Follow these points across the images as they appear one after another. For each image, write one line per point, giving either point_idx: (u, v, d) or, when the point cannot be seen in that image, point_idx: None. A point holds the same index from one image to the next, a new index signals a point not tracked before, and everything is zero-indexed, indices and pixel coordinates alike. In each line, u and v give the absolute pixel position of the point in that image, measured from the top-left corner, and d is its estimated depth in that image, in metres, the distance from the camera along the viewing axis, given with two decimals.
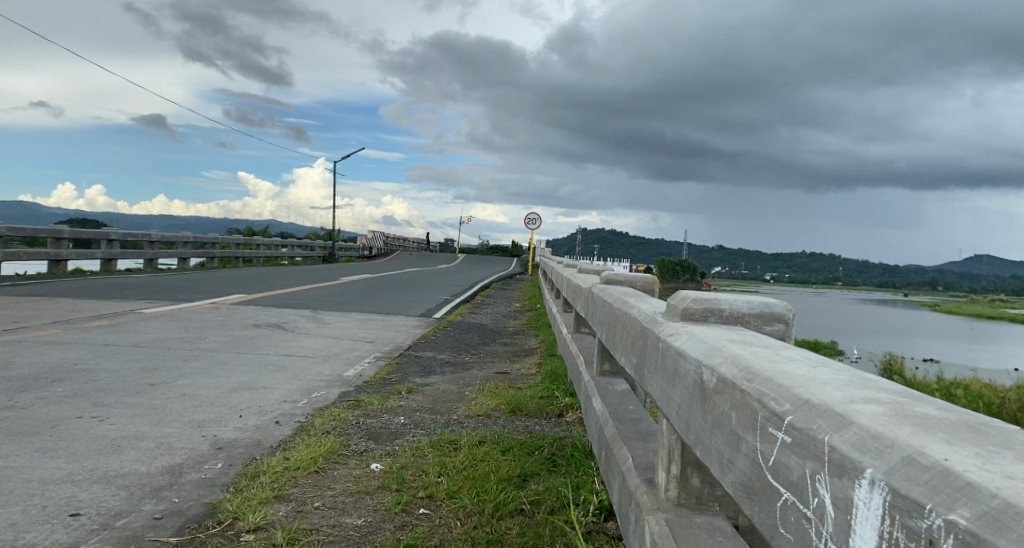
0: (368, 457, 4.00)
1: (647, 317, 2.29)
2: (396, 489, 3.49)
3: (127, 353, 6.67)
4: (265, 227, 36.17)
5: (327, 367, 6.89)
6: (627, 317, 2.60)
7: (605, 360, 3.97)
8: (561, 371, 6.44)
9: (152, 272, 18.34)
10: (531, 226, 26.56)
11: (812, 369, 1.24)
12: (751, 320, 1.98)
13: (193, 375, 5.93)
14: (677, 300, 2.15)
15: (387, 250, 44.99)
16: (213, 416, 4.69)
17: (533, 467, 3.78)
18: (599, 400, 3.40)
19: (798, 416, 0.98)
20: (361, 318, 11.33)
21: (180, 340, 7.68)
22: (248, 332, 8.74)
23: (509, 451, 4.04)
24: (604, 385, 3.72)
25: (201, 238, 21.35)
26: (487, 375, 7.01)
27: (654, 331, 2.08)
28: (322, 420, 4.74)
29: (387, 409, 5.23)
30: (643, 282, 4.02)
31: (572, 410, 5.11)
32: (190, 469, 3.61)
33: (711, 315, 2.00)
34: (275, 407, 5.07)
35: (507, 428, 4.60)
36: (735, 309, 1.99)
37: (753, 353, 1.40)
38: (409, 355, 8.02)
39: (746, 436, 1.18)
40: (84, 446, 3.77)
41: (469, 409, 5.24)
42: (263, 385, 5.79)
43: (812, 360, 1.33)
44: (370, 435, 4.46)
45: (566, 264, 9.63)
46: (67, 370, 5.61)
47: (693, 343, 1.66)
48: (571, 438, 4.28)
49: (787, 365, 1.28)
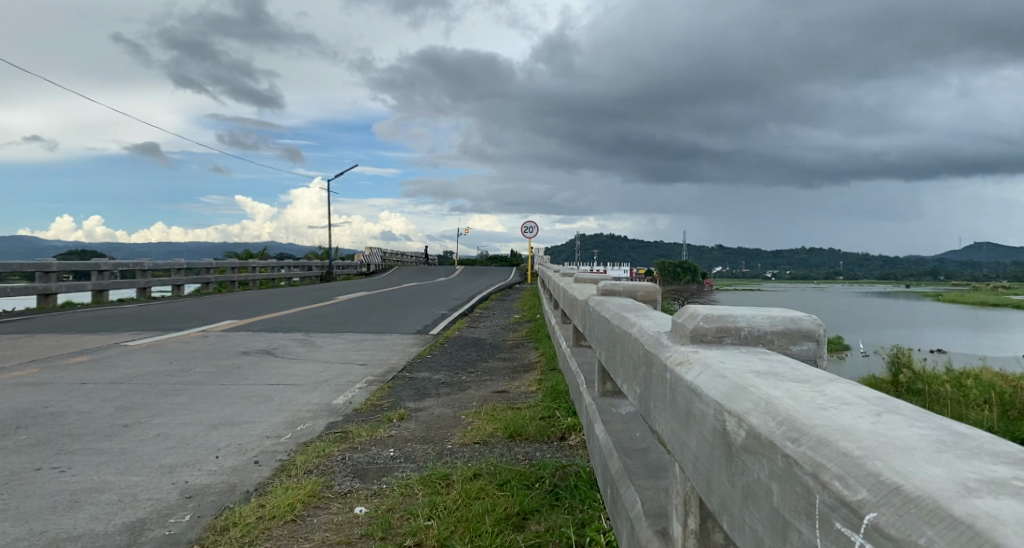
0: (353, 500, 3.66)
1: (650, 338, 1.95)
2: (382, 537, 3.15)
3: (104, 390, 6.31)
4: (263, 251, 35.93)
5: (315, 396, 6.52)
6: (627, 337, 2.25)
7: (607, 380, 3.63)
8: (563, 387, 6.10)
9: (144, 300, 17.95)
10: (529, 234, 26.33)
11: (877, 419, 0.91)
12: (774, 340, 1.65)
13: (171, 412, 5.57)
14: (684, 317, 1.80)
15: (384, 266, 44.43)
16: (186, 459, 4.33)
17: (533, 503, 3.44)
18: (602, 427, 3.07)
19: (892, 516, 0.67)
20: (355, 339, 10.97)
21: (163, 373, 7.31)
22: (236, 361, 8.37)
23: (507, 486, 3.69)
24: (607, 409, 3.39)
25: (194, 264, 20.90)
26: (484, 396, 6.64)
27: (660, 358, 1.74)
28: (305, 457, 4.38)
29: (376, 440, 4.88)
30: (644, 292, 3.70)
31: (575, 432, 4.76)
32: (153, 525, 3.26)
33: (727, 336, 1.67)
34: (256, 445, 4.72)
35: (505, 458, 4.25)
36: (755, 327, 1.67)
37: (789, 394, 1.07)
38: (402, 377, 7.67)
39: (796, 525, 0.85)
40: (37, 504, 3.42)
41: (463, 436, 4.88)
42: (246, 420, 5.43)
43: (871, 405, 1.01)
44: (356, 473, 4.10)
45: (563, 273, 9.28)
46: (36, 416, 5.25)
47: (707, 378, 1.32)
48: (574, 466, 3.93)
49: (842, 412, 0.96)
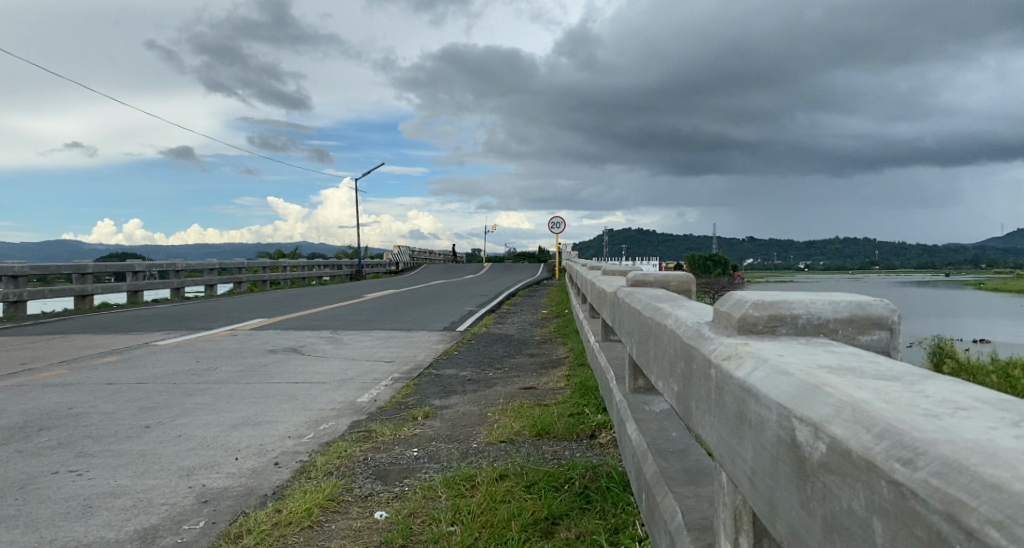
0: (374, 503, 3.49)
1: (689, 330, 1.74)
2: (403, 544, 2.98)
3: (129, 390, 6.30)
4: (296, 249, 36.34)
5: (339, 394, 6.38)
6: (663, 329, 2.04)
7: (639, 375, 3.41)
8: (592, 382, 5.88)
9: (176, 300, 18.12)
10: (556, 230, 26.11)
11: (1018, 432, 0.67)
12: (837, 330, 1.42)
13: (193, 412, 5.50)
14: (730, 304, 1.57)
15: (413, 264, 44.42)
16: (205, 461, 4.23)
17: (562, 506, 3.24)
18: (635, 426, 2.86)
19: None
20: (380, 336, 10.87)
21: (189, 373, 7.28)
22: (261, 360, 8.31)
23: (534, 487, 3.49)
24: (639, 406, 3.16)
25: (225, 264, 21.07)
26: (511, 392, 6.45)
27: (702, 352, 1.52)
28: (326, 458, 4.24)
29: (399, 439, 4.72)
30: (677, 282, 3.46)
31: (606, 429, 4.53)
32: (165, 532, 3.15)
33: (780, 325, 1.44)
34: (277, 445, 4.60)
35: (533, 457, 4.05)
36: (815, 314, 1.43)
37: (880, 396, 0.83)
38: (428, 374, 7.52)
39: None
40: (50, 510, 3.41)
41: (489, 435, 4.69)
42: (268, 420, 5.33)
43: (999, 410, 0.76)
44: (377, 474, 3.93)
45: (590, 267, 9.09)
46: (59, 418, 5.22)
47: (766, 377, 1.09)
48: (605, 466, 3.71)
49: (965, 422, 0.72)
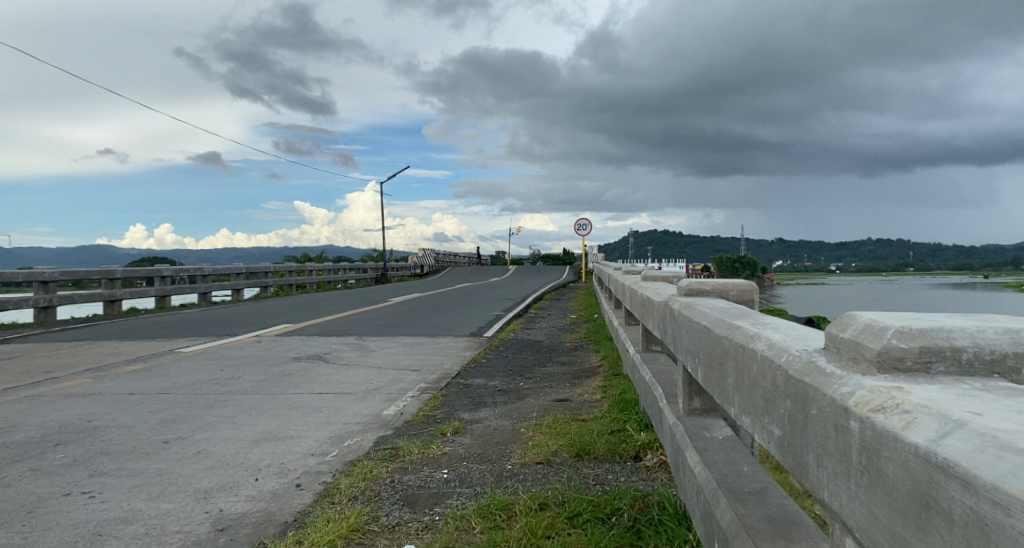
0: (402, 535, 3.19)
1: (797, 358, 1.38)
2: None
3: (150, 402, 6.10)
4: (323, 253, 36.40)
5: (365, 406, 6.10)
6: (749, 352, 1.68)
7: (695, 395, 3.05)
8: (631, 395, 5.50)
9: (203, 305, 18.05)
10: (583, 232, 25.63)
11: None
12: (1021, 371, 1.05)
13: (215, 426, 5.26)
14: (862, 330, 1.21)
15: (438, 268, 44.36)
16: (223, 482, 3.97)
17: (610, 543, 2.89)
18: (697, 459, 2.50)
19: None
20: (407, 343, 10.60)
21: (212, 382, 7.08)
22: (287, 368, 8.09)
23: (578, 520, 3.16)
24: (698, 433, 2.80)
25: (253, 268, 21.05)
26: (544, 405, 6.11)
27: (827, 394, 1.17)
28: (350, 480, 3.95)
29: (427, 459, 4.41)
30: (737, 291, 3.10)
31: (652, 450, 4.16)
32: None
33: (937, 361, 1.08)
34: (299, 465, 4.32)
35: (573, 483, 3.71)
36: (985, 347, 1.06)
37: None
38: (455, 384, 7.19)
39: None
40: (58, 539, 3.17)
41: (524, 455, 4.36)
42: (291, 435, 5.07)
43: None
44: (405, 500, 3.63)
45: (624, 272, 8.69)
46: (77, 432, 5.01)
47: (973, 452, 0.75)
48: (655, 494, 3.34)
49: None
